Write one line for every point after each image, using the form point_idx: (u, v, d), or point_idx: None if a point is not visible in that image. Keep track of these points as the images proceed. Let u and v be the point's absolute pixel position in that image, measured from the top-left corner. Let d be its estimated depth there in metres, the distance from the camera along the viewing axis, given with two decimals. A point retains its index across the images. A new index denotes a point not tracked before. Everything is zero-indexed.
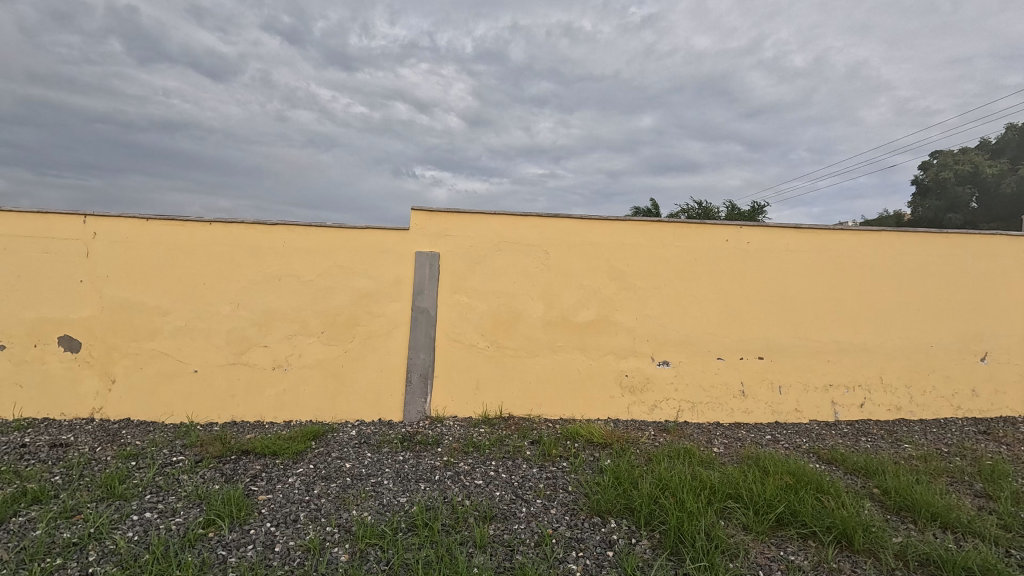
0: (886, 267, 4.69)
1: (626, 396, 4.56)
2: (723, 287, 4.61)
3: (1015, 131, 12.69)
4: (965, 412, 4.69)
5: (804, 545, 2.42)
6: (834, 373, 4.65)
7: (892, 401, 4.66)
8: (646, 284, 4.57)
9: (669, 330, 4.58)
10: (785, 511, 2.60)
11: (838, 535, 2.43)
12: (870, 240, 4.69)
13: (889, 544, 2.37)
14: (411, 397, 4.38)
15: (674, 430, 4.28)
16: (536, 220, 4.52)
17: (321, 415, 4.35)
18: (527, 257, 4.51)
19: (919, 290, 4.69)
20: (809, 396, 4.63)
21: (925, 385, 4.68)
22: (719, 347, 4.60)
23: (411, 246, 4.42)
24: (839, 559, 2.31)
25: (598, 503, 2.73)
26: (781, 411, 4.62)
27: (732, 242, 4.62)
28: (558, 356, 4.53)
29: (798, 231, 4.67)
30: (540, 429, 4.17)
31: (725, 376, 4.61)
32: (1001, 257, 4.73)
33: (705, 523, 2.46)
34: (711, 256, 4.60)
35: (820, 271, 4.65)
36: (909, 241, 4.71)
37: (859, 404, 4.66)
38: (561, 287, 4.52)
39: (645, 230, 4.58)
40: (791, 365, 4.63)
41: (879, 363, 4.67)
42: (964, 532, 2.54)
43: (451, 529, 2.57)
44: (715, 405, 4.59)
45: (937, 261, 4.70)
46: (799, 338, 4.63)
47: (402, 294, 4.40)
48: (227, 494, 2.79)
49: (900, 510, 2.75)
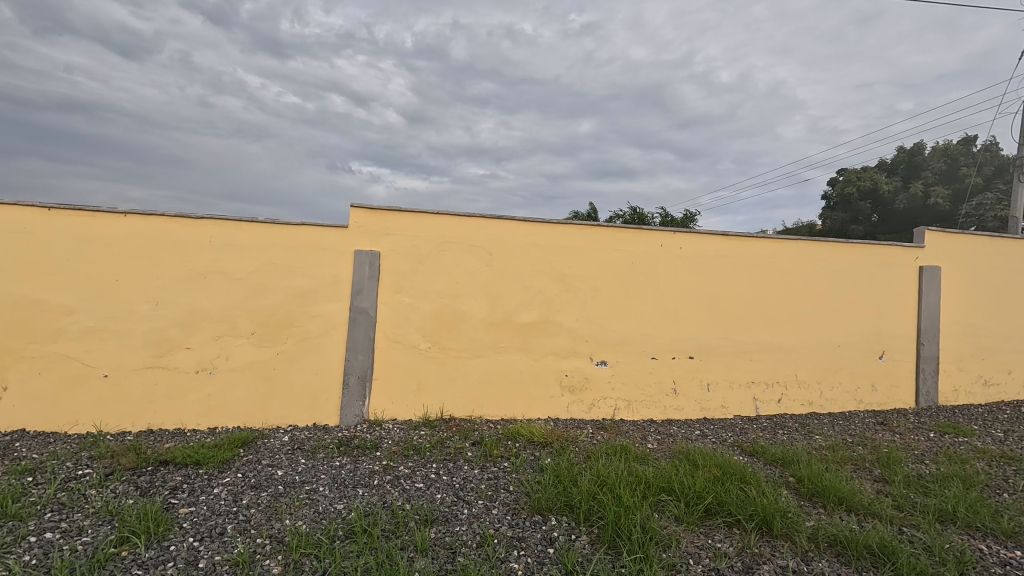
0: (802, 272, 5.09)
1: (566, 396, 4.66)
2: (658, 289, 4.82)
3: (903, 153, 14.15)
4: (866, 405, 5.19)
5: (729, 533, 2.57)
6: (756, 371, 4.99)
7: (805, 397, 5.08)
8: (586, 286, 4.69)
9: (608, 331, 4.73)
10: (712, 502, 2.75)
11: (759, 522, 2.60)
12: (788, 248, 5.08)
13: (803, 527, 2.56)
14: (349, 401, 4.24)
15: (611, 428, 4.42)
16: (480, 221, 4.53)
17: (251, 421, 4.12)
18: (471, 257, 4.50)
19: (830, 294, 5.14)
20: (733, 393, 4.94)
21: (833, 381, 5.13)
22: (653, 347, 4.81)
23: (350, 244, 4.28)
24: (760, 544, 2.47)
25: (538, 502, 2.77)
26: (708, 407, 4.90)
27: (667, 247, 4.85)
28: (500, 356, 4.55)
29: (725, 237, 4.97)
30: (481, 429, 4.17)
31: (659, 375, 4.82)
32: (897, 264, 5.28)
33: (640, 517, 2.55)
34: (647, 259, 4.80)
35: (744, 275, 4.98)
36: (821, 249, 5.14)
37: (777, 400, 5.03)
38: (504, 287, 4.55)
39: (585, 233, 4.70)
40: (718, 364, 4.92)
41: (795, 361, 5.06)
42: (865, 513, 2.81)
43: (391, 534, 2.51)
44: (650, 403, 4.79)
45: (844, 268, 5.17)
46: (726, 338, 4.94)
47: (340, 294, 4.26)
48: (143, 509, 2.58)
49: (812, 496, 3.00)
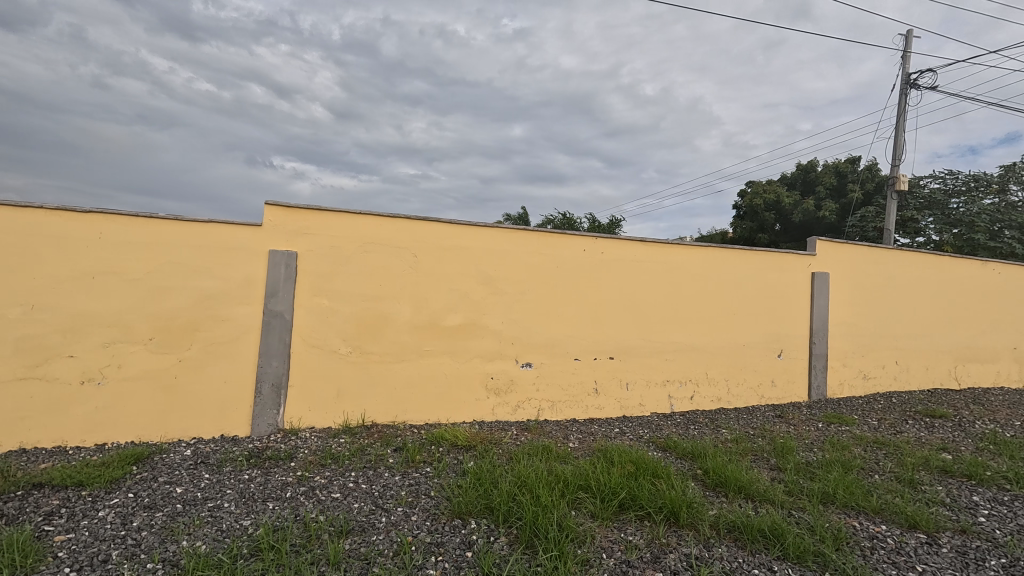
0: (711, 277, 5.46)
1: (492, 398, 4.68)
2: (581, 292, 4.97)
3: (801, 169, 15.60)
4: (766, 400, 5.65)
5: (640, 526, 2.69)
6: (671, 370, 5.28)
7: (714, 393, 5.44)
8: (512, 289, 4.75)
9: (533, 333, 4.81)
10: (626, 497, 2.88)
11: (668, 513, 2.75)
12: (700, 254, 5.43)
13: (706, 516, 2.74)
14: (261, 410, 4.01)
15: (535, 428, 4.50)
16: (404, 222, 4.44)
17: (147, 435, 3.77)
18: (395, 259, 4.40)
19: (736, 297, 5.54)
20: (650, 391, 5.20)
21: (739, 378, 5.54)
22: (576, 348, 4.95)
23: (264, 244, 4.05)
24: (668, 534, 2.61)
25: (458, 506, 2.76)
26: (628, 406, 5.12)
27: (590, 252, 5.01)
28: (425, 360, 4.49)
29: (643, 243, 5.22)
30: (404, 435, 4.08)
31: (581, 376, 4.97)
32: (793, 271, 5.80)
33: (557, 515, 2.62)
34: (571, 263, 4.94)
35: (661, 279, 5.26)
36: (728, 256, 5.54)
37: (689, 397, 5.35)
38: (429, 290, 4.50)
39: (511, 237, 4.75)
40: (636, 364, 5.15)
41: (705, 360, 5.41)
42: (761, 499, 3.05)
43: (302, 549, 2.40)
44: (573, 403, 4.93)
45: (748, 273, 5.61)
46: (644, 339, 5.18)
47: (252, 297, 4.01)
48: (8, 540, 2.29)
49: (716, 486, 3.22)
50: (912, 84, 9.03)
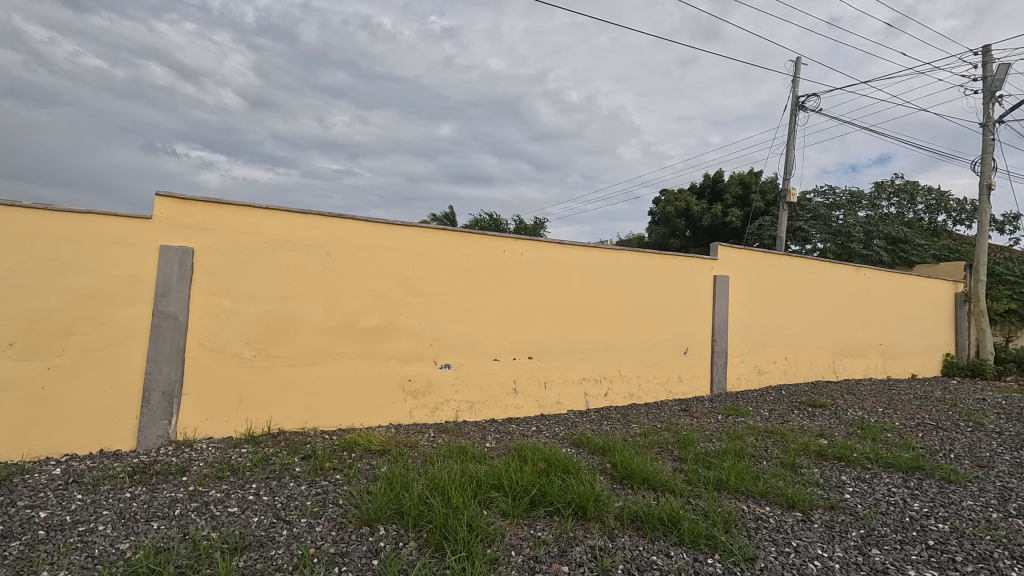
0: (625, 279, 5.72)
1: (409, 401, 4.59)
2: (500, 293, 5.01)
3: (709, 179, 16.79)
4: (673, 395, 6.01)
5: (549, 522, 2.76)
6: (587, 369, 5.47)
7: (627, 390, 5.70)
8: (430, 290, 4.69)
9: (452, 334, 4.78)
10: (537, 494, 2.94)
11: (576, 508, 2.84)
12: (615, 257, 5.67)
13: (611, 508, 2.86)
14: (149, 421, 3.65)
15: (452, 430, 4.47)
16: (316, 219, 4.24)
17: (6, 454, 3.32)
18: (306, 258, 4.19)
19: (647, 298, 5.85)
20: (567, 389, 5.35)
21: (649, 374, 5.85)
22: (496, 349, 4.98)
23: (154, 239, 3.70)
24: (575, 528, 2.70)
25: (367, 513, 2.68)
26: (545, 404, 5.23)
27: (510, 253, 5.07)
28: (338, 363, 4.31)
29: (561, 245, 5.36)
30: (314, 442, 3.90)
31: (500, 376, 5.01)
32: (698, 274, 6.21)
33: (467, 516, 2.62)
34: (491, 264, 4.97)
35: (578, 280, 5.43)
36: (640, 259, 5.84)
37: (603, 394, 5.57)
38: (343, 290, 4.33)
39: (430, 237, 4.69)
40: (554, 364, 5.28)
41: (618, 359, 5.66)
42: (663, 488, 3.24)
43: (189, 570, 2.22)
44: (492, 403, 4.95)
45: (658, 276, 5.94)
46: (561, 339, 5.32)
47: (139, 297, 3.65)
48: None
49: (623, 478, 3.38)
50: (801, 106, 10.03)
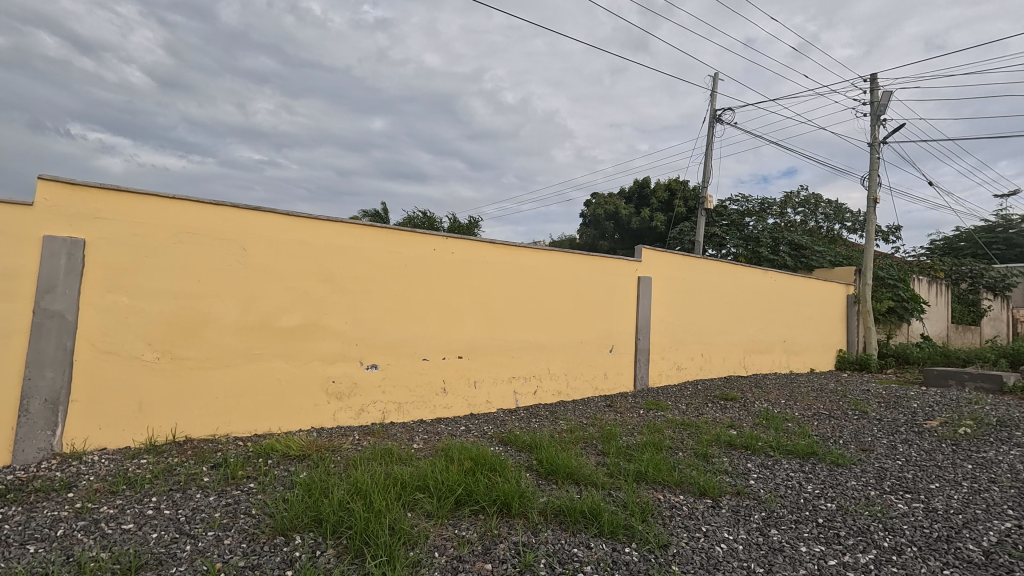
0: (554, 279, 5.83)
1: (332, 403, 4.41)
2: (430, 292, 4.95)
3: (636, 184, 17.54)
4: (600, 391, 6.21)
5: (474, 520, 2.76)
6: (517, 368, 5.52)
7: (555, 387, 5.83)
8: (357, 288, 4.54)
9: (379, 333, 4.65)
10: (463, 493, 2.94)
11: (501, 505, 2.87)
12: (545, 257, 5.77)
13: (535, 504, 2.91)
14: (27, 432, 3.25)
15: (378, 432, 4.35)
16: (230, 211, 3.97)
17: None
18: (218, 252, 3.91)
19: (574, 298, 6.01)
20: (497, 388, 5.38)
21: (576, 372, 6.01)
22: (425, 348, 4.91)
23: (36, 228, 3.30)
24: (500, 525, 2.72)
25: (282, 522, 2.55)
26: (475, 403, 5.22)
27: (440, 251, 5.01)
28: (254, 365, 4.06)
29: (492, 244, 5.38)
30: (226, 449, 3.65)
31: (429, 375, 4.94)
32: (623, 275, 6.47)
33: (390, 519, 2.57)
34: (421, 263, 4.89)
35: (508, 280, 5.47)
36: (569, 259, 5.98)
37: (533, 392, 5.65)
38: (260, 288, 4.08)
39: (357, 233, 4.54)
40: (484, 363, 5.29)
41: (547, 357, 5.77)
42: (586, 482, 3.34)
43: None
44: (420, 404, 4.87)
45: (586, 276, 6.12)
46: (491, 338, 5.34)
47: (16, 293, 3.25)
48: None
49: (548, 474, 3.45)
50: (718, 119, 10.73)
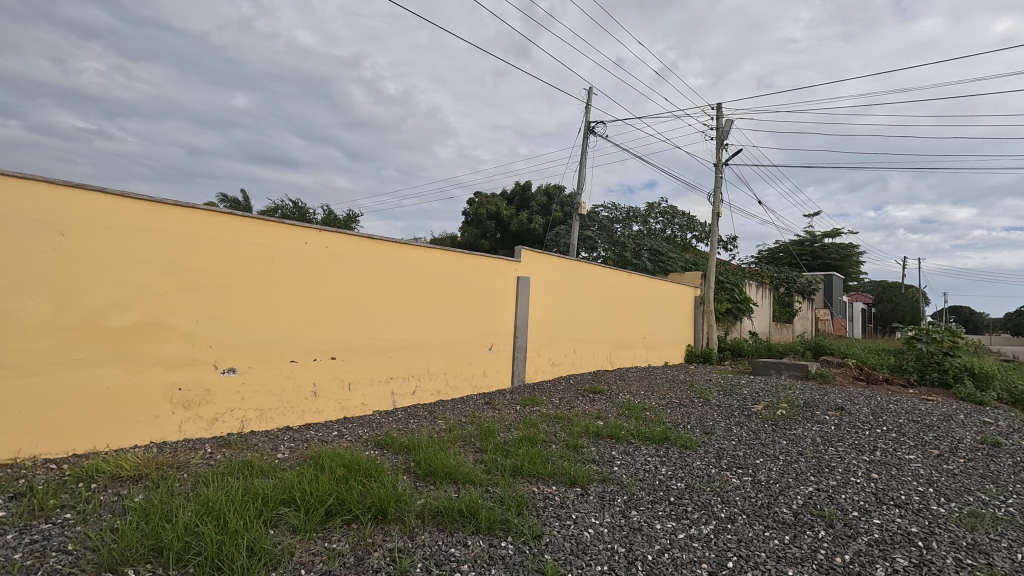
0: (434, 277, 5.77)
1: (179, 413, 3.88)
2: (299, 288, 4.58)
3: (516, 186, 18.07)
4: (478, 389, 6.28)
5: (346, 531, 2.61)
6: (394, 368, 5.36)
7: (434, 387, 5.76)
8: (212, 283, 4.04)
9: (238, 334, 4.19)
10: (333, 503, 2.77)
11: (376, 512, 2.75)
12: (425, 255, 5.68)
13: (412, 507, 2.85)
14: None
15: (236, 443, 3.92)
16: (42, 188, 3.29)
17: None
18: (25, 237, 3.22)
19: (455, 296, 6.00)
20: (373, 389, 5.16)
21: (456, 371, 6.01)
22: (292, 349, 4.54)
23: None
24: (374, 533, 2.61)
25: (109, 556, 2.17)
26: (349, 406, 4.95)
27: (312, 245, 4.67)
28: (74, 372, 3.41)
29: (370, 239, 5.16)
30: (32, 475, 3.01)
31: (297, 379, 4.58)
32: (503, 274, 6.61)
33: (248, 539, 2.33)
34: (289, 257, 4.51)
35: (386, 277, 5.29)
36: (449, 258, 5.96)
37: (411, 392, 5.52)
38: (84, 281, 3.44)
39: (213, 221, 4.05)
40: (359, 363, 5.04)
41: (427, 356, 5.68)
42: (464, 480, 3.35)
43: None
44: (286, 410, 4.49)
45: (466, 275, 6.14)
46: (367, 338, 5.12)
47: None
48: None
49: (426, 476, 3.40)
50: (591, 131, 11.47)
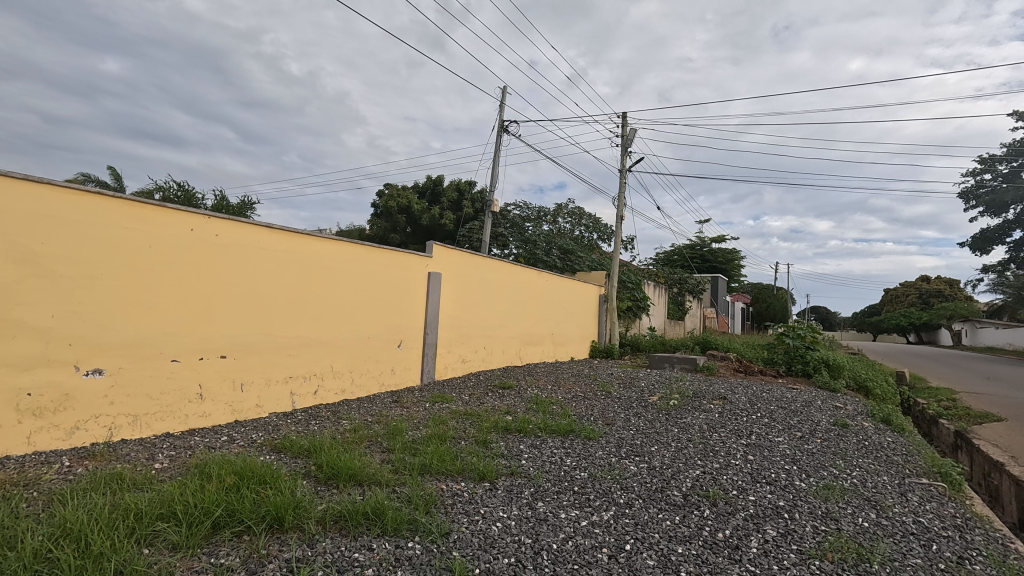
0: (339, 271, 5.50)
1: (27, 423, 3.33)
2: (184, 280, 4.14)
3: (429, 181, 17.79)
4: (386, 387, 6.10)
5: (237, 543, 2.41)
6: (294, 366, 5.03)
7: (338, 386, 5.50)
8: (73, 272, 3.52)
9: (106, 330, 3.70)
10: (222, 514, 2.54)
11: (271, 521, 2.57)
12: (330, 247, 5.40)
13: (313, 513, 2.69)
14: None
15: (103, 454, 3.45)
16: None
17: None
18: None
19: (361, 291, 5.77)
20: (269, 390, 4.81)
21: (362, 368, 5.79)
22: (174, 347, 4.09)
23: None
24: (269, 544, 2.43)
25: None
26: (241, 409, 4.57)
27: (200, 233, 4.24)
28: None
29: (268, 229, 4.79)
30: None
31: (179, 380, 4.13)
32: (413, 270, 6.47)
33: (117, 562, 2.06)
34: (172, 245, 4.05)
35: (286, 270, 4.95)
36: (356, 251, 5.72)
37: (312, 392, 5.22)
38: None
39: (75, 202, 3.52)
40: (253, 362, 4.67)
41: (330, 354, 5.41)
42: (369, 481, 3.23)
43: None
44: (165, 415, 4.04)
45: (374, 270, 5.94)
46: (263, 334, 4.75)
47: None
48: None
49: (328, 479, 3.23)
50: (505, 129, 11.59)
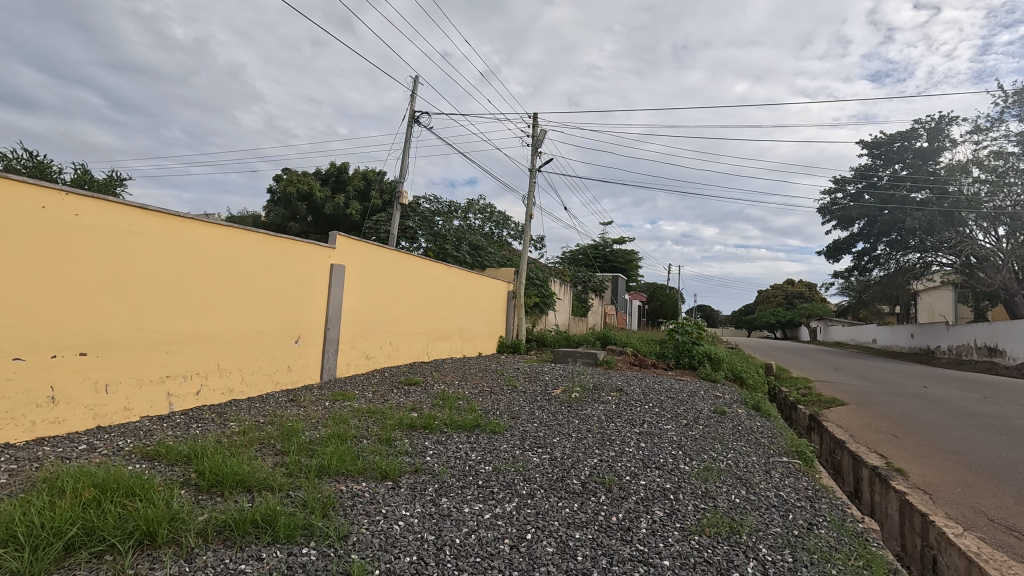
0: (227, 261, 5.05)
1: None
2: (31, 265, 3.56)
3: (333, 168, 16.91)
4: (281, 386, 5.70)
5: (96, 565, 2.12)
6: (171, 364, 4.54)
7: (225, 385, 5.05)
8: None
9: None
10: (77, 534, 2.23)
11: (140, 537, 2.30)
12: (217, 234, 4.94)
13: (192, 524, 2.45)
14: None
15: None
16: None
17: None
18: None
19: (253, 283, 5.34)
20: (141, 391, 4.29)
21: (253, 366, 5.36)
22: (16, 343, 3.50)
23: None
24: (138, 562, 2.17)
25: None
26: (104, 413, 4.02)
27: (54, 211, 3.67)
28: None
29: (141, 211, 4.27)
30: None
31: (24, 382, 3.55)
32: (313, 261, 6.11)
33: None
34: (17, 224, 3.46)
35: (163, 257, 4.45)
36: (248, 240, 5.29)
37: (194, 392, 4.75)
38: None
39: None
40: (120, 360, 4.13)
41: (216, 350, 4.95)
42: (259, 487, 3.01)
43: None
44: (4, 422, 3.44)
45: (268, 260, 5.52)
46: (133, 329, 4.23)
47: None
48: None
49: (211, 487, 2.96)
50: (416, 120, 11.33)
